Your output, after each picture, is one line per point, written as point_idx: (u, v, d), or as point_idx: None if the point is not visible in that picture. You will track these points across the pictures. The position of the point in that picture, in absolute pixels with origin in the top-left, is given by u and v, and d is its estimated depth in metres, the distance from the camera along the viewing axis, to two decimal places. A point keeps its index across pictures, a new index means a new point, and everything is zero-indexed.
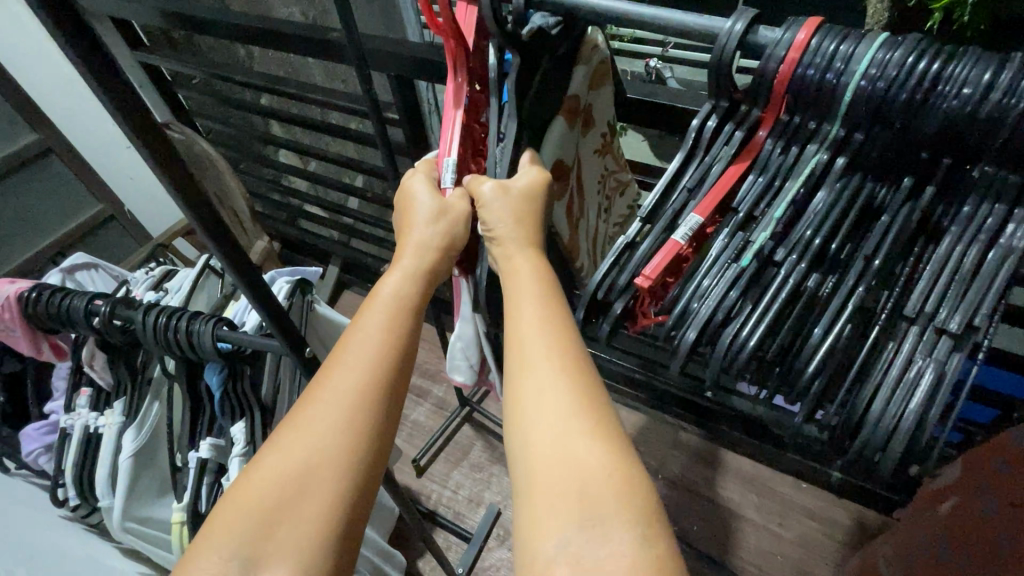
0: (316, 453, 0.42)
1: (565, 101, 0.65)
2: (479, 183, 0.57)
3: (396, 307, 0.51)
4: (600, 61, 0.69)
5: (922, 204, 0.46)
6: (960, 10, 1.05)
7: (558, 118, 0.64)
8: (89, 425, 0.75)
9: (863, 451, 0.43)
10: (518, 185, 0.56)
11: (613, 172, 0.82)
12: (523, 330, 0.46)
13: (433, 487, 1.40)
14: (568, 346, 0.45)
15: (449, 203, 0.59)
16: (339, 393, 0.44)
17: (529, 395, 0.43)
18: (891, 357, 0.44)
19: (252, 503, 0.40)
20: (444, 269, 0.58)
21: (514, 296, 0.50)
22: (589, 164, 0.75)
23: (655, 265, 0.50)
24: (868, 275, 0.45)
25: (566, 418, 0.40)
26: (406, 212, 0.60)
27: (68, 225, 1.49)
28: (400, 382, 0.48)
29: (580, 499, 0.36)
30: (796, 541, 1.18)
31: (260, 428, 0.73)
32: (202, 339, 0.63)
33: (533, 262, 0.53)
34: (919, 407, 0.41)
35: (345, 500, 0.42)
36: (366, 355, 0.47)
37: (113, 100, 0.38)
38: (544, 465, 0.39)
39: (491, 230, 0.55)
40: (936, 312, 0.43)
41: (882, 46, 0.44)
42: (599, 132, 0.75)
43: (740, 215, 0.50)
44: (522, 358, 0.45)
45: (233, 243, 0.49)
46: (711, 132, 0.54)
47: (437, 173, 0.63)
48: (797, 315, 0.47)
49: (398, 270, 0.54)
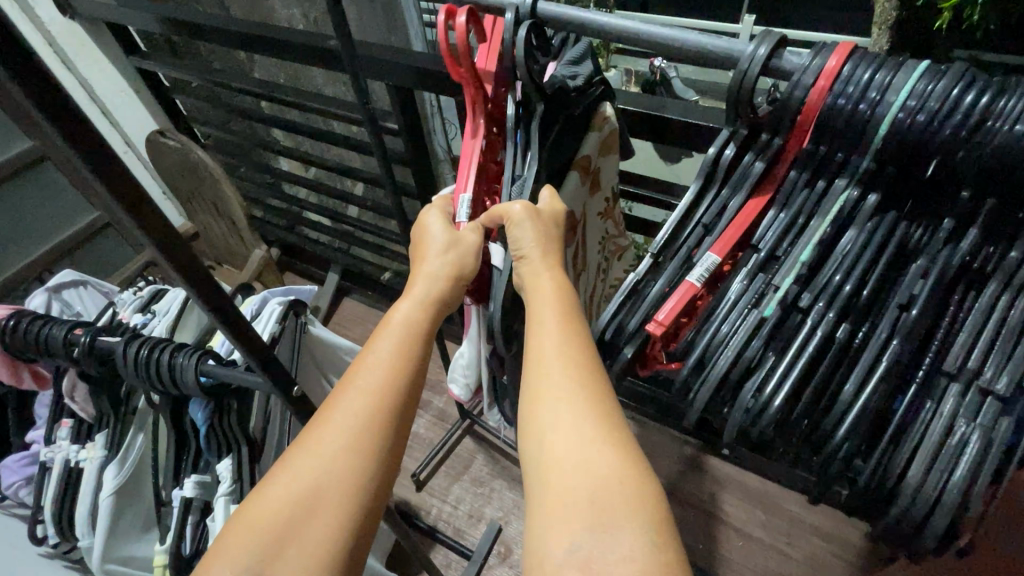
0: (326, 476, 0.41)
1: (576, 160, 0.63)
2: (506, 204, 0.53)
3: (408, 335, 0.49)
4: (610, 132, 0.64)
5: (964, 250, 0.41)
6: (970, 9, 0.96)
7: (572, 173, 0.62)
8: (69, 459, 0.71)
9: (897, 524, 0.39)
10: (545, 209, 0.53)
11: (613, 236, 0.80)
12: (538, 369, 0.43)
13: (433, 502, 1.36)
14: (587, 381, 0.41)
15: (463, 235, 0.56)
16: (348, 418, 0.43)
17: (541, 428, 0.39)
18: (929, 416, 0.40)
19: (261, 521, 0.39)
20: (456, 297, 0.55)
21: (530, 320, 0.47)
22: (592, 226, 0.72)
23: (669, 309, 0.46)
24: (904, 327, 0.41)
25: (582, 439, 0.38)
26: (418, 243, 0.57)
27: (64, 233, 1.45)
28: (408, 411, 0.46)
29: (596, 523, 0.34)
30: (805, 562, 1.13)
31: (247, 465, 0.70)
32: (185, 374, 0.60)
33: (557, 280, 0.50)
34: (963, 482, 0.37)
35: (353, 523, 0.41)
36: (376, 384, 0.45)
37: (72, 141, 0.33)
38: (562, 504, 0.36)
39: (519, 251, 0.52)
40: (980, 370, 0.39)
41: (923, 76, 0.40)
42: (604, 197, 0.72)
43: (762, 254, 0.46)
44: (535, 390, 0.42)
45: (206, 280, 0.45)
46: (729, 161, 0.50)
47: (451, 208, 0.59)
48: (827, 368, 0.43)
49: (409, 299, 0.51)
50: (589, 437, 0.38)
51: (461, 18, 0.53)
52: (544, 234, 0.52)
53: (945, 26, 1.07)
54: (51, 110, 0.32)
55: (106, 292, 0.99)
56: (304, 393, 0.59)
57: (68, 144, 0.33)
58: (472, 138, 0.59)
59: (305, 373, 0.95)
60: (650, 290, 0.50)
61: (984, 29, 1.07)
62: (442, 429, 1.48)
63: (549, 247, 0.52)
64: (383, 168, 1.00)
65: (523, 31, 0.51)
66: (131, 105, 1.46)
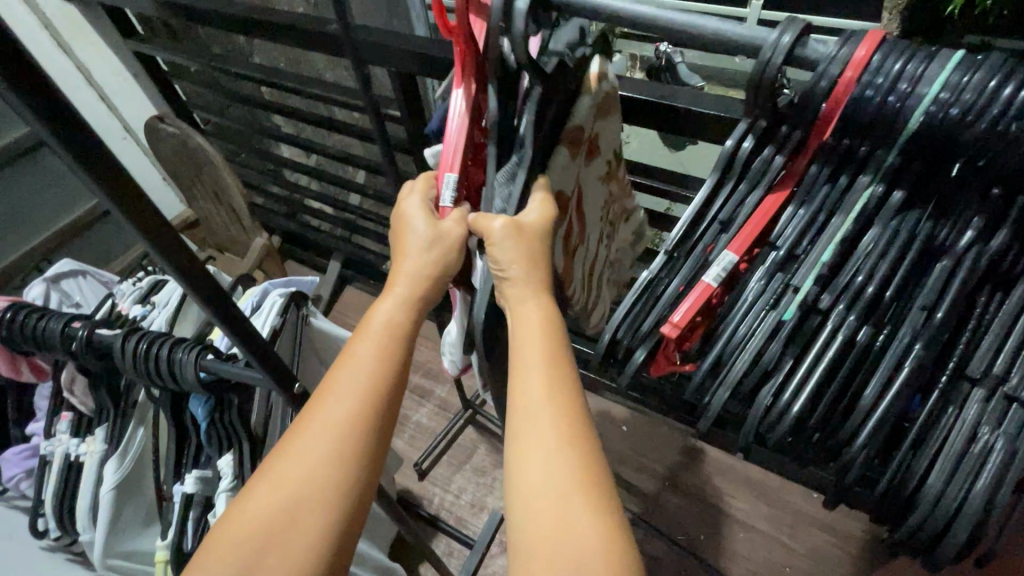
0: (305, 491, 0.39)
1: (565, 133, 0.51)
2: (487, 218, 0.47)
3: (388, 341, 0.46)
4: (607, 90, 0.54)
5: (993, 250, 0.40)
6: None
7: (561, 149, 0.51)
8: (69, 453, 0.70)
9: (915, 531, 0.39)
10: (531, 220, 0.48)
11: (618, 201, 0.70)
12: (523, 396, 0.41)
13: (435, 491, 1.36)
14: (571, 419, 0.40)
15: (443, 229, 0.49)
16: (331, 428, 0.41)
17: (527, 464, 0.38)
18: (950, 422, 0.39)
19: (241, 533, 0.38)
20: (437, 296, 0.51)
21: (513, 341, 0.45)
22: (593, 192, 0.62)
23: (685, 311, 0.44)
24: (927, 331, 0.40)
25: (565, 488, 0.37)
26: (397, 235, 0.51)
27: (62, 220, 1.43)
28: (389, 420, 0.44)
29: (571, 556, 0.34)
30: (807, 554, 1.13)
31: (250, 459, 0.68)
32: (184, 369, 0.59)
33: (544, 310, 0.47)
34: (986, 489, 0.36)
35: (333, 532, 0.40)
36: (357, 396, 0.42)
37: (48, 130, 0.31)
38: (540, 550, 0.35)
39: (502, 271, 0.47)
40: (1006, 376, 0.38)
41: (958, 67, 0.38)
42: (606, 159, 0.62)
43: (780, 253, 0.45)
44: (522, 417, 0.40)
45: (196, 270, 0.43)
46: (747, 154, 0.48)
47: (433, 189, 0.52)
48: (846, 373, 0.41)
49: (389, 299, 0.48)
50: (572, 472, 0.37)
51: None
52: (528, 252, 0.47)
53: (958, 12, 1.05)
54: (26, 87, 0.30)
55: (106, 282, 0.98)
56: (305, 389, 0.59)
57: (48, 131, 0.31)
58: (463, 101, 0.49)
59: (307, 364, 0.93)
60: (665, 289, 0.48)
61: (998, 15, 1.04)
62: (444, 419, 1.47)
63: (537, 268, 0.48)
64: (384, 155, 0.98)
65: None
66: (129, 90, 1.43)
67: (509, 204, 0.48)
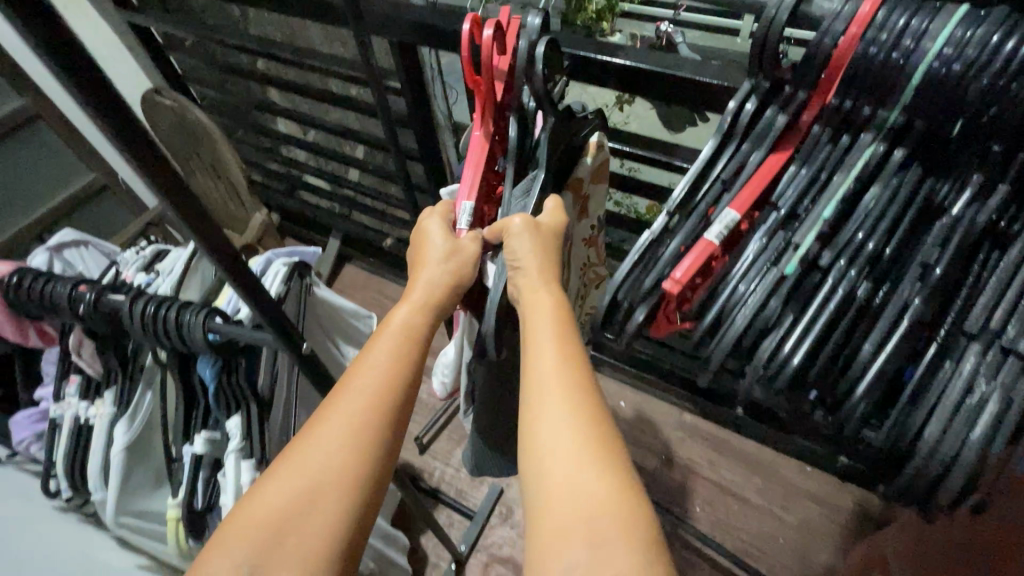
0: (320, 482, 0.39)
1: (569, 181, 0.61)
2: (507, 218, 0.50)
3: (405, 340, 0.46)
4: (603, 159, 0.63)
5: (991, 208, 0.40)
6: None
7: (564, 194, 0.60)
8: (79, 416, 0.71)
9: (914, 482, 0.39)
10: (547, 221, 0.51)
11: (593, 265, 0.77)
12: (537, 382, 0.41)
13: (436, 465, 1.38)
14: (587, 406, 0.39)
15: (462, 244, 0.52)
16: (348, 420, 0.41)
17: (540, 442, 0.38)
18: (947, 375, 0.39)
19: (255, 522, 0.38)
20: (453, 304, 0.52)
21: (526, 328, 0.45)
22: (577, 251, 0.70)
23: (686, 267, 0.45)
24: (928, 286, 0.40)
25: (582, 470, 0.36)
26: (417, 249, 0.54)
27: (60, 194, 1.43)
28: (404, 419, 0.44)
29: (588, 531, 0.34)
30: (798, 525, 1.16)
31: (257, 422, 0.69)
32: (192, 331, 0.60)
33: (555, 296, 0.47)
34: (983, 438, 0.37)
35: (348, 524, 0.40)
36: (372, 393, 0.43)
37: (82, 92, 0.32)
38: (558, 525, 0.35)
39: (514, 262, 0.49)
40: (1002, 330, 0.38)
41: (961, 22, 0.39)
42: (590, 223, 0.70)
43: (782, 213, 0.45)
44: (536, 398, 0.40)
45: (208, 225, 0.44)
46: (750, 115, 0.48)
47: (452, 214, 0.56)
48: (845, 327, 0.42)
49: (406, 303, 0.48)
50: (589, 453, 0.37)
51: (485, 31, 0.51)
52: (543, 248, 0.49)
53: None
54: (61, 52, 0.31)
55: (108, 252, 0.98)
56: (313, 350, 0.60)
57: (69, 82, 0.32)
58: (481, 143, 0.57)
59: (312, 336, 0.94)
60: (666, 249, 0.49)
61: None
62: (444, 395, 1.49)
63: (548, 259, 0.49)
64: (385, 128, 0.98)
65: (542, 49, 0.50)
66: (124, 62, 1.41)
67: (526, 204, 0.54)
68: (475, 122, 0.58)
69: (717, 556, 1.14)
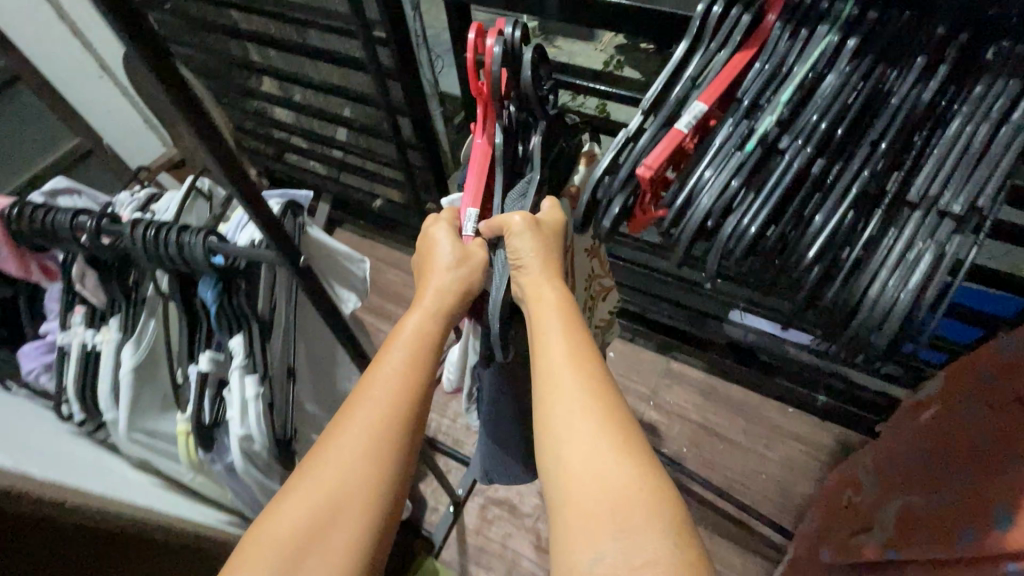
0: (340, 494, 0.41)
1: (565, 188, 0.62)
2: (507, 215, 0.50)
3: (416, 350, 0.47)
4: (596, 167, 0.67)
5: (930, 88, 0.45)
6: None
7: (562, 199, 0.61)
8: (85, 343, 0.74)
9: (860, 330, 0.44)
10: (548, 221, 0.52)
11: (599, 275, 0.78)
12: (548, 376, 0.42)
13: (432, 416, 1.43)
14: (600, 396, 0.40)
15: (470, 250, 0.53)
16: (364, 431, 0.43)
17: (551, 437, 0.39)
18: (890, 241, 0.44)
19: (280, 538, 0.39)
20: (463, 311, 0.53)
21: (533, 324, 0.46)
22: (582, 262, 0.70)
23: (657, 155, 0.48)
24: (875, 157, 0.45)
25: (598, 456, 0.37)
26: (425, 257, 0.54)
27: (46, 157, 1.43)
28: (419, 427, 0.45)
29: (610, 512, 0.34)
30: (780, 461, 1.23)
31: (258, 340, 0.72)
32: (194, 251, 0.62)
33: (561, 293, 0.48)
34: (917, 286, 0.42)
35: (374, 529, 0.41)
36: (386, 403, 0.44)
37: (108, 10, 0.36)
38: (580, 509, 0.35)
39: (517, 260, 0.49)
40: (939, 196, 0.42)
41: None
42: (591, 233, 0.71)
43: (746, 104, 0.48)
44: (548, 393, 0.41)
45: (211, 127, 0.46)
46: (717, 18, 0.51)
47: (458, 222, 0.56)
48: (800, 200, 0.47)
49: (418, 310, 0.49)
50: (602, 439, 0.37)
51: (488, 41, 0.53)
52: (544, 244, 0.50)
53: None
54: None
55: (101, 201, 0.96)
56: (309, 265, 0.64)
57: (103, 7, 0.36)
58: (482, 151, 0.58)
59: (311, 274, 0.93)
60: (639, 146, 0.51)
61: None
62: None
63: (552, 259, 0.49)
64: None
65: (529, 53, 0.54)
66: None
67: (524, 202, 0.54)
68: (475, 131, 0.58)
69: (703, 490, 1.20)
